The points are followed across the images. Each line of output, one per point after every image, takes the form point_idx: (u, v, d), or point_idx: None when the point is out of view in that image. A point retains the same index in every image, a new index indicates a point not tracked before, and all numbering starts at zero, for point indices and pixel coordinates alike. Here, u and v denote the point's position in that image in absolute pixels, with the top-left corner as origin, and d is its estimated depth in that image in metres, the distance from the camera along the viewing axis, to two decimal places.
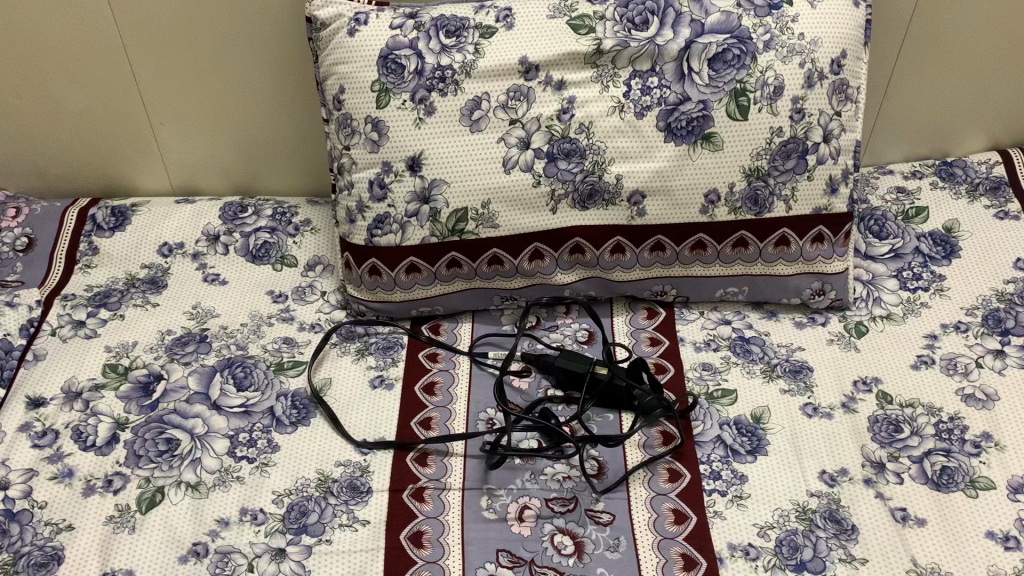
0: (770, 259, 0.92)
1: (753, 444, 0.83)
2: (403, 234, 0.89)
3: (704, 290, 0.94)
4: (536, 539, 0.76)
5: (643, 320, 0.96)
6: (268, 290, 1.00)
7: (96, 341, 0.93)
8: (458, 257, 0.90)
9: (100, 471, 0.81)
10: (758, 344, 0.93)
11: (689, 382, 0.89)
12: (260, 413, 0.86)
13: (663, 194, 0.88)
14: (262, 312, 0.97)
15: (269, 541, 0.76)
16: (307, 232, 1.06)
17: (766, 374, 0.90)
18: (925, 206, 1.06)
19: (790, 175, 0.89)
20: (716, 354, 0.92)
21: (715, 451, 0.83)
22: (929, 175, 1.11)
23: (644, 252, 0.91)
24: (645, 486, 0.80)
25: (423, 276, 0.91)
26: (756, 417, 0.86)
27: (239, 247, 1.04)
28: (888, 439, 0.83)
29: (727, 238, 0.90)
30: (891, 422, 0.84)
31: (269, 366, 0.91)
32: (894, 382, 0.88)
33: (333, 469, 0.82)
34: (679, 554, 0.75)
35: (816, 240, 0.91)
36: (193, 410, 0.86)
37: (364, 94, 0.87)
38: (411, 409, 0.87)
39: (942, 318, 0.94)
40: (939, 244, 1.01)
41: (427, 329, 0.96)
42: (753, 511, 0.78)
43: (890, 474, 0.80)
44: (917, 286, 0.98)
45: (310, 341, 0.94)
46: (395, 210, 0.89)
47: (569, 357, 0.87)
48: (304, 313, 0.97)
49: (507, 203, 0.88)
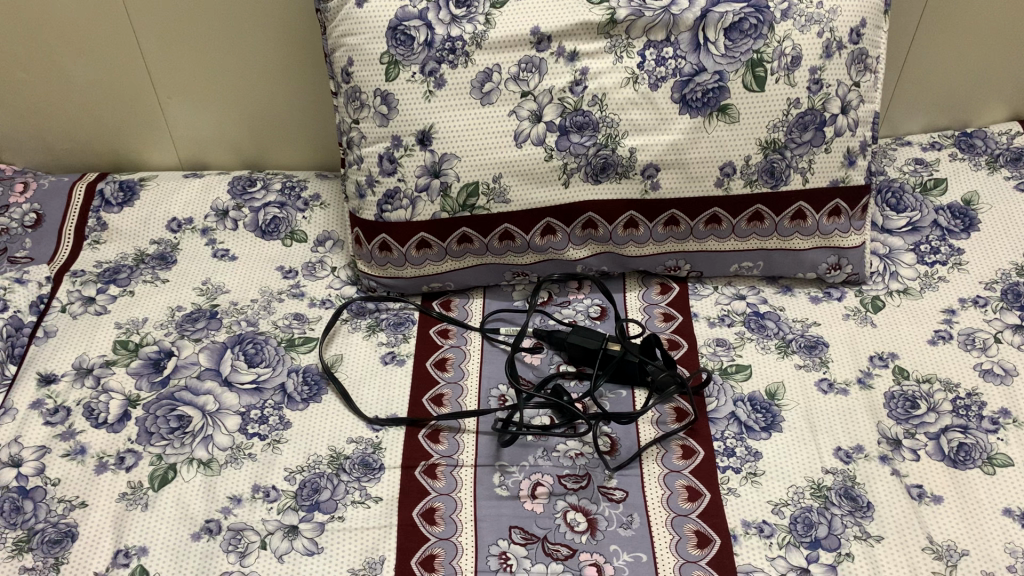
0: (787, 233, 0.91)
1: (768, 420, 0.83)
2: (414, 209, 0.88)
3: (718, 264, 0.93)
4: (548, 516, 0.77)
5: (656, 296, 0.95)
6: (278, 265, 0.98)
7: (106, 318, 0.92)
8: (469, 232, 0.89)
9: (112, 448, 0.81)
10: (773, 319, 0.92)
11: (703, 358, 0.88)
12: (271, 389, 0.86)
13: (678, 167, 0.87)
14: (272, 288, 0.95)
15: (282, 518, 0.76)
16: (315, 207, 1.04)
17: (781, 351, 0.89)
18: (944, 178, 1.04)
19: (807, 147, 0.87)
20: (730, 329, 0.91)
21: (729, 427, 0.82)
22: (949, 146, 1.09)
23: (657, 226, 0.90)
24: (659, 463, 0.80)
25: (434, 252, 0.90)
26: (771, 393, 0.85)
27: (248, 222, 1.02)
28: (904, 415, 0.82)
29: (742, 212, 0.89)
30: (908, 398, 0.83)
31: (281, 343, 0.90)
32: (911, 358, 0.87)
33: (346, 446, 0.82)
34: (693, 531, 0.75)
35: (832, 214, 0.90)
36: (204, 387, 0.86)
37: (373, 66, 0.85)
38: (423, 386, 0.86)
39: (961, 292, 0.92)
40: (958, 217, 1.00)
41: (438, 306, 0.94)
42: (767, 488, 0.78)
43: (906, 450, 0.80)
44: (935, 260, 0.96)
45: (321, 317, 0.93)
46: (405, 185, 0.87)
47: (581, 333, 0.87)
48: (315, 289, 0.96)
49: (519, 176, 0.86)
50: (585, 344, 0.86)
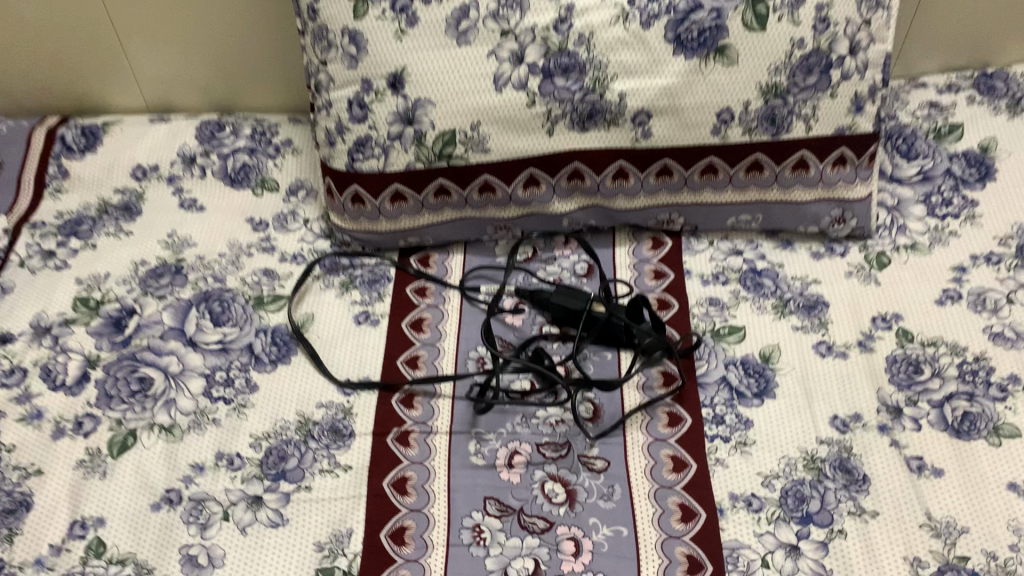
0: (788, 184, 0.84)
1: (761, 386, 0.78)
2: (386, 159, 0.82)
3: (714, 217, 0.87)
4: (525, 487, 0.73)
5: (648, 252, 0.89)
6: (248, 217, 0.93)
7: (66, 273, 0.88)
8: (446, 184, 0.83)
9: (69, 412, 0.77)
10: (771, 277, 0.86)
11: (695, 320, 0.83)
12: (237, 350, 0.82)
13: (671, 114, 0.80)
14: (241, 241, 0.91)
15: (246, 488, 0.73)
16: (288, 153, 0.98)
17: (778, 311, 0.83)
18: (960, 123, 0.97)
19: (811, 92, 0.80)
20: (725, 288, 0.86)
21: (719, 393, 0.78)
22: (967, 88, 1.01)
23: (649, 177, 0.84)
24: (643, 431, 0.76)
25: (410, 205, 0.84)
26: (765, 356, 0.80)
27: (217, 169, 0.96)
28: (906, 381, 0.77)
29: (740, 162, 0.83)
30: (911, 362, 0.79)
31: (249, 301, 0.85)
32: (915, 319, 0.82)
33: (315, 411, 0.78)
34: (677, 505, 0.71)
35: (836, 163, 0.84)
36: (167, 347, 0.82)
37: (339, 4, 0.78)
38: (398, 347, 0.82)
39: (973, 248, 0.86)
40: (973, 165, 0.93)
41: (415, 262, 0.89)
42: (757, 459, 0.74)
43: (907, 420, 0.75)
44: (946, 212, 0.90)
45: (292, 273, 0.88)
46: (377, 132, 0.82)
47: (564, 293, 0.82)
48: (286, 243, 0.90)
49: (499, 123, 0.80)
50: (569, 305, 0.81)
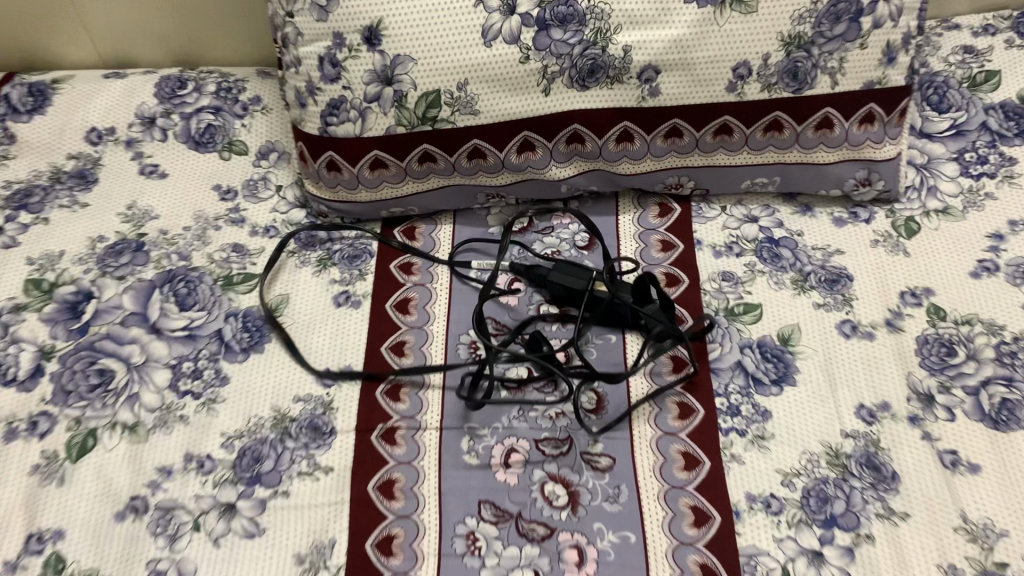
0: (809, 144, 0.76)
1: (780, 372, 0.71)
2: (363, 123, 0.74)
3: (728, 180, 0.80)
4: (523, 489, 0.67)
5: (654, 219, 0.81)
6: (215, 184, 0.85)
7: (16, 252, 0.79)
8: (432, 150, 0.75)
9: (23, 411, 0.70)
10: (789, 247, 0.79)
11: (706, 297, 0.76)
12: (206, 338, 0.74)
13: (682, 69, 0.72)
14: (208, 213, 0.82)
15: (218, 494, 0.66)
16: (257, 112, 0.89)
17: (798, 286, 0.76)
18: (997, 70, 0.88)
19: (838, 43, 0.71)
20: (739, 261, 0.78)
21: (734, 380, 0.71)
22: (1004, 30, 0.92)
23: (656, 140, 0.76)
24: (651, 424, 0.70)
25: (392, 173, 0.76)
26: (784, 338, 0.73)
27: (179, 131, 0.88)
28: (939, 365, 0.71)
29: (758, 121, 0.75)
30: (944, 344, 0.72)
31: (217, 281, 0.78)
32: (948, 294, 0.74)
33: (292, 406, 0.71)
34: (690, 507, 0.65)
35: (864, 121, 0.75)
36: (129, 335, 0.74)
37: None
38: (382, 332, 0.74)
39: (1011, 213, 0.79)
40: (1012, 118, 0.84)
41: (400, 234, 0.82)
42: (777, 455, 0.67)
43: (940, 409, 0.69)
44: (982, 172, 0.82)
45: (264, 249, 0.80)
46: (352, 93, 0.73)
47: (564, 270, 0.74)
48: (258, 214, 0.82)
49: (489, 82, 0.72)
50: (569, 284, 0.73)
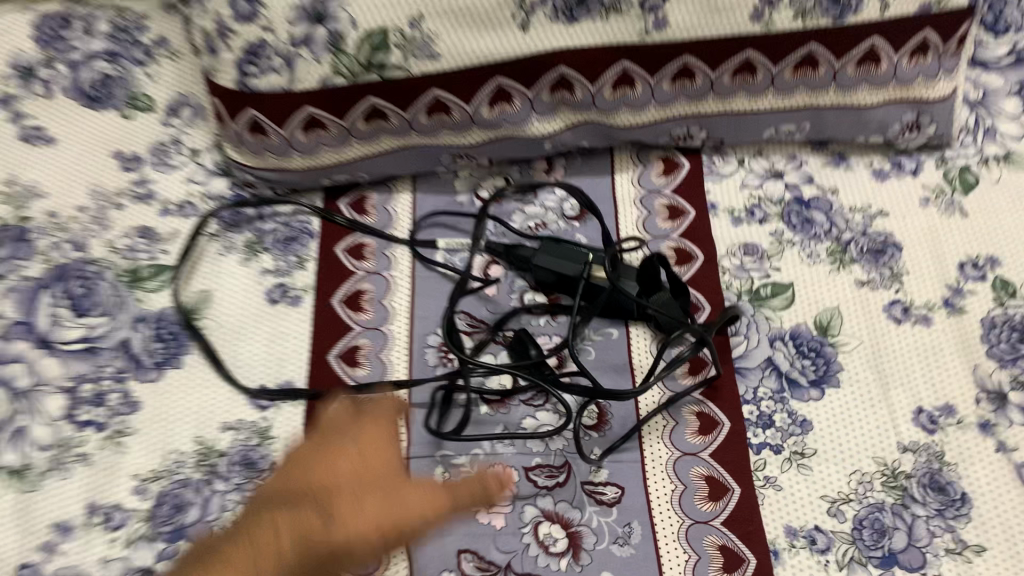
0: (848, 84, 0.62)
1: (820, 371, 0.58)
2: (291, 73, 0.58)
3: (747, 129, 0.65)
4: (512, 533, 0.54)
5: (657, 178, 0.67)
6: (116, 149, 0.66)
7: None
8: (381, 105, 0.59)
9: None
10: (822, 209, 0.65)
11: (726, 277, 0.62)
12: (111, 351, 0.57)
13: None
14: (108, 186, 0.64)
15: (130, 558, 0.51)
16: (164, 58, 0.70)
17: (836, 260, 0.62)
18: None
19: None
20: (763, 229, 0.64)
21: (765, 383, 0.58)
22: None
23: (662, 83, 0.61)
24: (665, 442, 0.57)
25: (332, 134, 0.61)
26: (822, 325, 0.60)
27: (64, 80, 0.66)
28: (1009, 353, 0.58)
29: (788, 57, 0.60)
30: (1015, 328, 0.58)
31: (121, 276, 0.60)
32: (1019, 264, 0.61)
33: (219, 437, 0.57)
34: (717, 548, 0.53)
35: (916, 54, 0.60)
36: (9, 351, 0.54)
37: None
38: (329, 335, 0.61)
39: None
40: None
41: (348, 208, 0.66)
42: (820, 477, 0.55)
43: (1015, 410, 0.56)
44: None
45: (177, 233, 0.64)
46: (274, 35, 0.57)
47: (553, 252, 0.60)
48: (169, 187, 0.66)
49: (451, 16, 0.56)
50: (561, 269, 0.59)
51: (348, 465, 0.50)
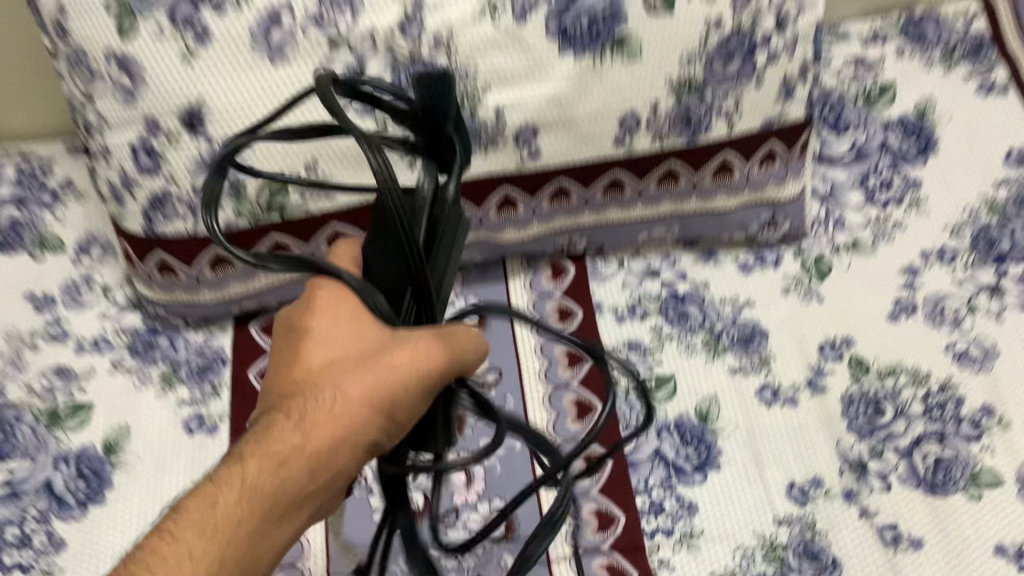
0: (707, 193, 0.69)
1: (702, 456, 0.65)
2: (195, 219, 0.63)
3: (622, 235, 0.72)
4: None
5: (548, 283, 0.73)
6: (27, 292, 0.71)
7: None
8: (282, 240, 0.65)
9: None
10: (696, 303, 0.72)
11: (615, 373, 0.69)
12: (33, 493, 0.61)
13: (562, 127, 0.64)
14: (22, 329, 0.69)
15: None
16: (72, 200, 0.76)
17: (710, 350, 0.69)
18: (891, 82, 0.81)
19: (732, 83, 0.64)
20: (645, 325, 0.71)
21: (654, 473, 0.64)
22: (895, 36, 0.85)
23: (542, 203, 0.67)
24: (568, 539, 0.61)
25: (237, 269, 0.66)
26: (702, 414, 0.66)
27: None
28: (867, 427, 0.65)
29: (650, 173, 0.67)
30: (870, 401, 0.66)
31: (41, 418, 0.64)
32: (869, 343, 0.69)
33: None
34: None
35: (764, 161, 0.68)
36: None
37: (94, 18, 0.57)
38: None
39: (922, 243, 0.73)
40: (911, 136, 0.78)
41: (260, 332, 0.70)
42: (708, 554, 0.61)
43: (873, 478, 0.63)
44: (888, 198, 0.76)
45: (94, 370, 0.67)
46: (178, 188, 0.63)
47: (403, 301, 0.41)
48: (84, 325, 0.70)
49: (342, 160, 0.62)
50: (313, 290, 0.43)
51: (332, 355, 0.43)
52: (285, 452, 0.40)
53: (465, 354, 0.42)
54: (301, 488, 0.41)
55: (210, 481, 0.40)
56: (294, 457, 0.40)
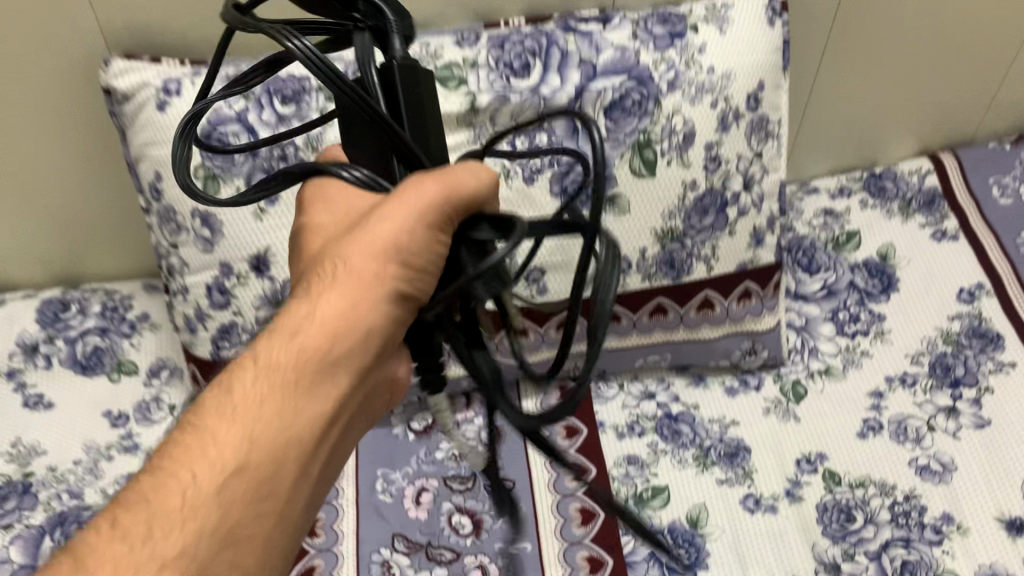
0: (694, 324, 0.79)
1: (692, 557, 0.72)
2: None
3: (621, 360, 0.82)
4: None
5: (557, 403, 0.83)
6: (105, 410, 0.82)
7: None
8: None
9: None
10: (687, 422, 0.81)
11: (615, 483, 0.77)
12: None
13: (566, 268, 0.76)
14: (99, 442, 0.80)
15: None
16: (147, 330, 0.88)
17: (700, 463, 0.78)
18: (856, 230, 0.93)
19: (708, 232, 0.76)
20: (642, 441, 0.80)
21: (650, 572, 0.72)
22: (859, 190, 0.98)
23: (550, 331, 0.79)
24: None
25: None
26: (692, 520, 0.75)
27: (64, 356, 0.85)
28: (840, 532, 0.73)
29: (642, 307, 0.78)
30: (842, 510, 0.74)
31: None
32: (841, 458, 0.77)
33: None
34: None
35: (742, 298, 0.79)
36: None
37: (186, 183, 0.71)
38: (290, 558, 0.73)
39: (886, 370, 0.83)
40: (874, 276, 0.90)
41: None
42: None
43: None
44: (855, 330, 0.86)
45: None
46: (243, 319, 0.74)
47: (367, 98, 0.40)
48: (153, 439, 0.80)
49: None
50: (302, 194, 0.44)
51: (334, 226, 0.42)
52: (297, 324, 0.41)
53: (464, 183, 0.40)
54: (325, 350, 0.41)
55: (226, 374, 0.40)
56: (305, 328, 0.41)
